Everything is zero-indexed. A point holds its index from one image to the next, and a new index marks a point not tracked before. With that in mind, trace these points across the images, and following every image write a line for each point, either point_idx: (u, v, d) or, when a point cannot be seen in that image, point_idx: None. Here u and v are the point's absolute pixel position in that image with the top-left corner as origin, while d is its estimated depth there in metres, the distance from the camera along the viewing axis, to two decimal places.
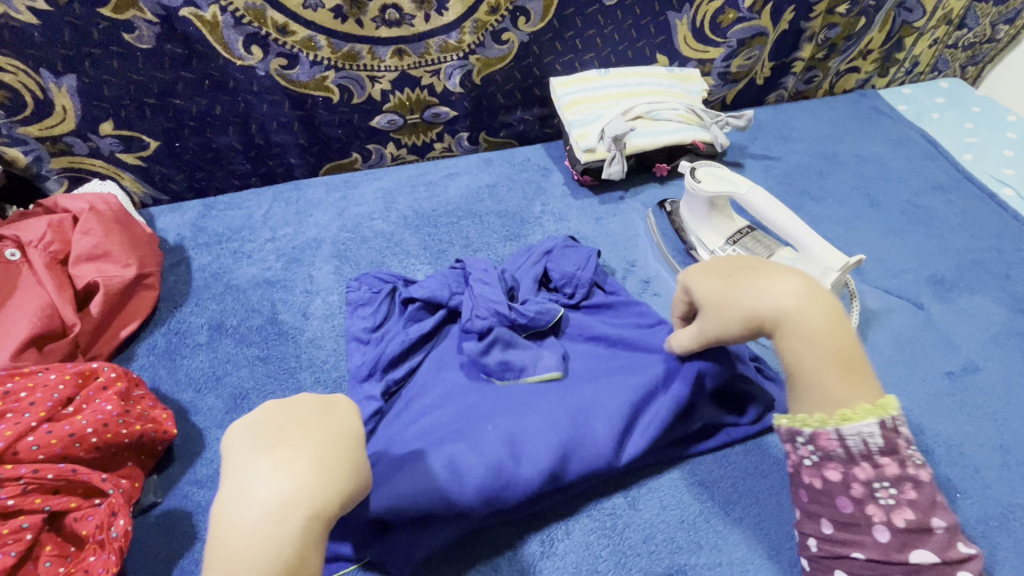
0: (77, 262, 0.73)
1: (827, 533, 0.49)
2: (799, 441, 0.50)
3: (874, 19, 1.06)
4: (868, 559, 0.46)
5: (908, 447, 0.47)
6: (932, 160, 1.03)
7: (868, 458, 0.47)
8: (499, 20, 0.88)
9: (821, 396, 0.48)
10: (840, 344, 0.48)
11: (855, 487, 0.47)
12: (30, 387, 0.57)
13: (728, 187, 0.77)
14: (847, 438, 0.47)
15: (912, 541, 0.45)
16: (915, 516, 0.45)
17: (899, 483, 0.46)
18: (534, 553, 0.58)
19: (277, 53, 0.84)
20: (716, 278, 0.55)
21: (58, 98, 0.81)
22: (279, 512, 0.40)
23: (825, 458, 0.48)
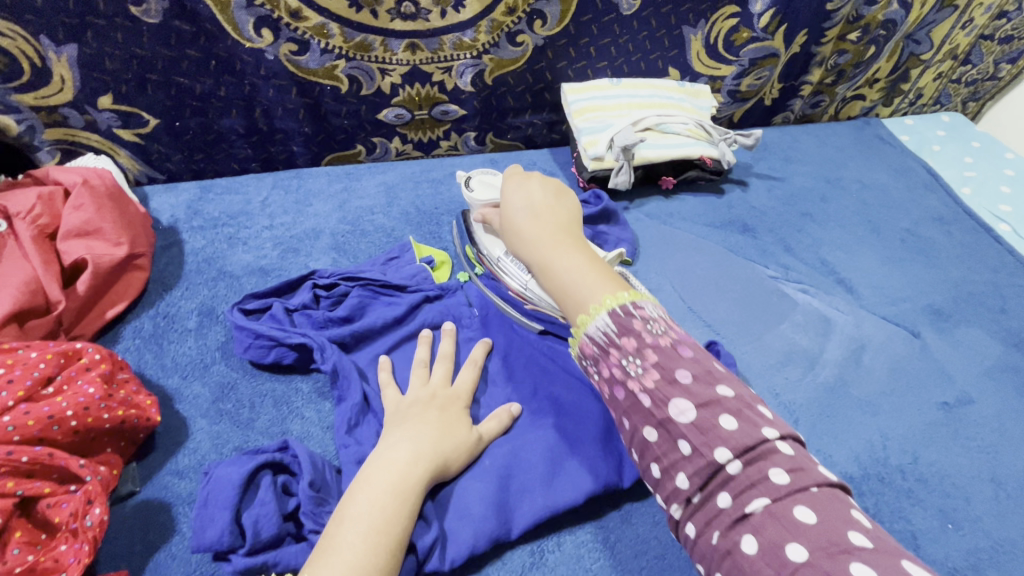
0: (67, 237, 0.70)
1: (628, 426, 0.50)
2: (582, 364, 0.54)
3: (883, 48, 1.07)
4: (657, 428, 0.47)
5: (644, 322, 0.49)
6: (932, 191, 1.04)
7: (615, 346, 0.50)
8: (516, 21, 0.88)
9: (586, 299, 0.53)
10: (590, 271, 0.55)
11: (615, 371, 0.50)
12: (9, 364, 0.55)
13: (497, 193, 0.80)
14: (594, 336, 0.51)
15: (668, 397, 0.46)
16: (659, 374, 0.47)
17: (641, 352, 0.48)
18: (524, 565, 0.57)
19: (287, 38, 0.82)
20: (521, 205, 0.62)
21: (57, 67, 0.78)
22: (416, 460, 0.54)
23: (597, 363, 0.52)
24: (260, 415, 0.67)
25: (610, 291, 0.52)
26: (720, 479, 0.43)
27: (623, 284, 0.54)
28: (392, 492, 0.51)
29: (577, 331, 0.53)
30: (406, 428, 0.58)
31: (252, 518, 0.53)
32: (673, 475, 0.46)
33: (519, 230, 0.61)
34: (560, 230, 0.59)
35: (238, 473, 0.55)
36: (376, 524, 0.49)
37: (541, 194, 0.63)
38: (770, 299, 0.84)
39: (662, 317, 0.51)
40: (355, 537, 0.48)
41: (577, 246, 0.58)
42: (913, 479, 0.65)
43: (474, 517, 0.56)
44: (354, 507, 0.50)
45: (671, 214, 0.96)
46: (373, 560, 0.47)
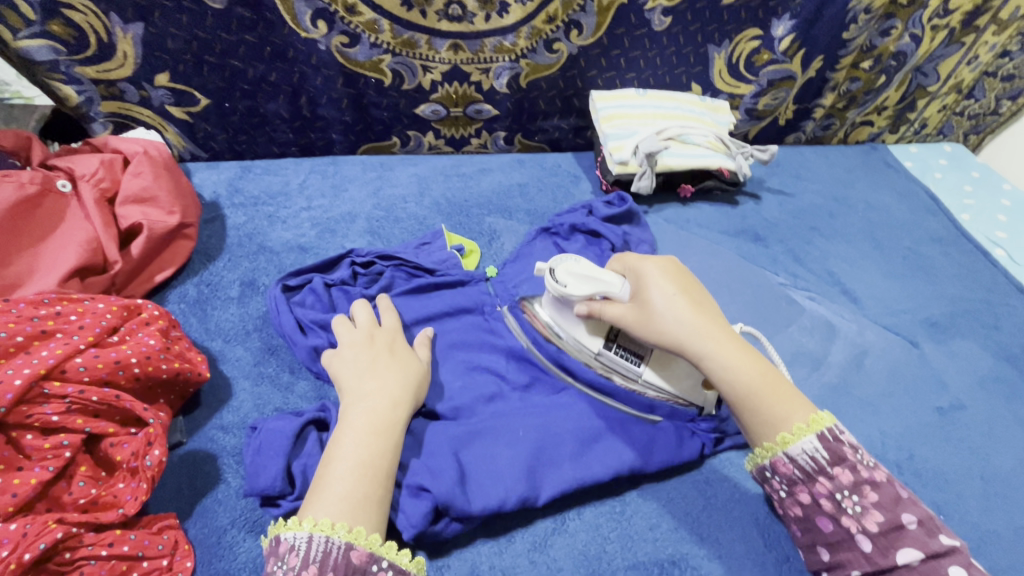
0: (125, 202, 0.74)
1: (830, 556, 0.55)
2: (767, 475, 0.58)
3: (893, 78, 1.14)
4: (869, 570, 0.52)
5: (856, 453, 0.54)
6: (934, 215, 1.10)
7: (820, 474, 0.55)
8: (554, 30, 0.93)
9: (773, 416, 0.56)
10: (768, 376, 0.58)
11: (824, 503, 0.55)
12: (79, 312, 0.58)
13: (598, 286, 0.65)
14: (796, 459, 0.55)
15: (891, 542, 0.51)
16: (883, 516, 0.51)
17: (857, 487, 0.53)
18: (546, 529, 0.61)
19: (341, 31, 0.87)
20: (669, 295, 0.62)
21: (122, 43, 0.83)
22: (395, 406, 0.59)
23: (792, 485, 0.57)
24: (298, 380, 0.71)
25: (808, 411, 0.56)
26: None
27: (798, 394, 0.58)
28: (375, 437, 0.55)
29: (769, 450, 0.56)
30: (370, 378, 0.61)
31: (300, 466, 0.58)
32: None
33: (674, 332, 0.60)
34: (714, 321, 0.61)
35: (289, 426, 0.61)
36: (367, 467, 0.53)
37: (665, 285, 0.63)
38: (779, 304, 0.89)
39: (865, 446, 0.55)
40: (349, 481, 0.52)
41: (739, 346, 0.59)
42: (908, 474, 0.70)
43: (504, 478, 0.60)
44: (342, 454, 0.54)
45: (688, 220, 1.01)
46: (365, 492, 0.52)
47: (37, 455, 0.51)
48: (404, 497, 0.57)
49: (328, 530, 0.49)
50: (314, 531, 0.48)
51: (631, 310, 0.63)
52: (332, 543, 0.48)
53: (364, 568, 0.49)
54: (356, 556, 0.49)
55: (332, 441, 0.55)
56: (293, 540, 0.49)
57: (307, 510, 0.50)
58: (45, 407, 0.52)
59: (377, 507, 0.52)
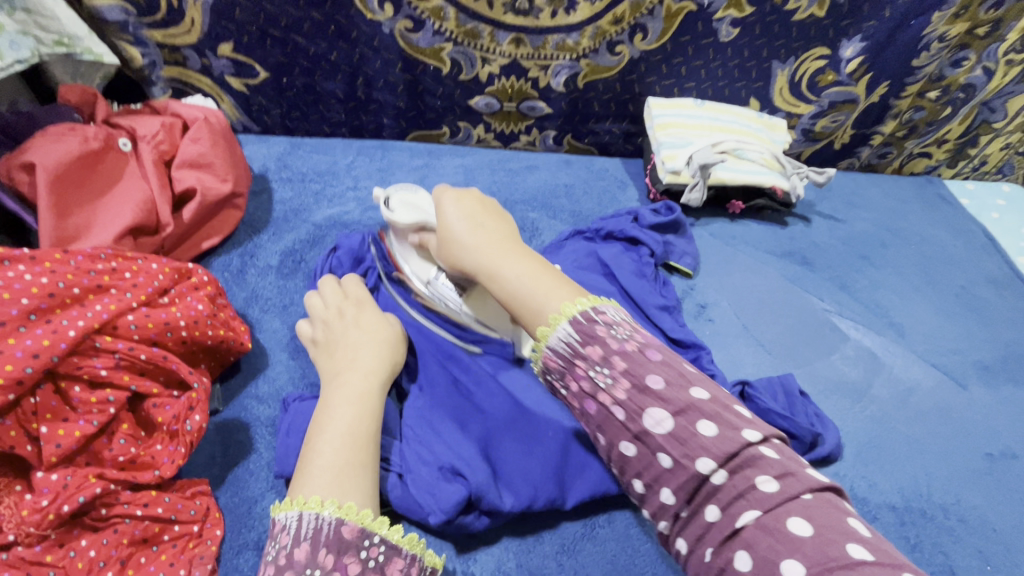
0: (181, 166, 0.75)
1: (604, 442, 0.46)
2: (550, 381, 0.49)
3: (959, 111, 1.10)
4: (634, 443, 0.44)
5: (610, 330, 0.46)
6: (990, 255, 1.06)
7: (579, 357, 0.46)
8: (619, 32, 0.92)
9: (542, 305, 0.49)
10: (546, 275, 0.51)
11: (582, 384, 0.46)
12: (133, 270, 0.58)
13: (420, 214, 0.66)
14: (556, 349, 0.47)
15: (641, 406, 0.43)
16: (629, 380, 0.44)
17: (608, 360, 0.45)
18: (575, 533, 0.60)
19: (406, 15, 0.87)
20: (461, 214, 0.58)
21: (191, 10, 0.83)
22: (367, 377, 0.57)
23: (563, 374, 0.47)
24: None
25: (568, 299, 0.49)
26: (706, 492, 0.41)
27: (578, 288, 0.51)
28: (348, 409, 0.54)
29: (538, 344, 0.49)
30: (341, 354, 0.60)
31: None
32: (658, 492, 0.43)
33: (453, 236, 0.57)
34: (507, 239, 0.55)
35: None
36: (343, 437, 0.51)
37: (465, 209, 0.58)
38: (824, 330, 0.86)
39: (625, 323, 0.47)
40: (326, 453, 0.50)
41: (516, 251, 0.54)
42: (954, 519, 0.67)
43: (536, 475, 0.59)
44: (320, 429, 0.52)
45: (734, 236, 0.99)
46: (350, 460, 0.50)
47: (83, 408, 0.51)
48: (437, 481, 0.57)
49: (318, 507, 0.45)
50: (303, 510, 0.45)
51: (439, 238, 0.60)
52: (322, 520, 0.45)
53: (356, 543, 0.45)
54: (347, 532, 0.45)
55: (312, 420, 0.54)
56: (285, 520, 0.45)
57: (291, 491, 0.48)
58: (95, 360, 0.52)
59: (366, 475, 0.50)
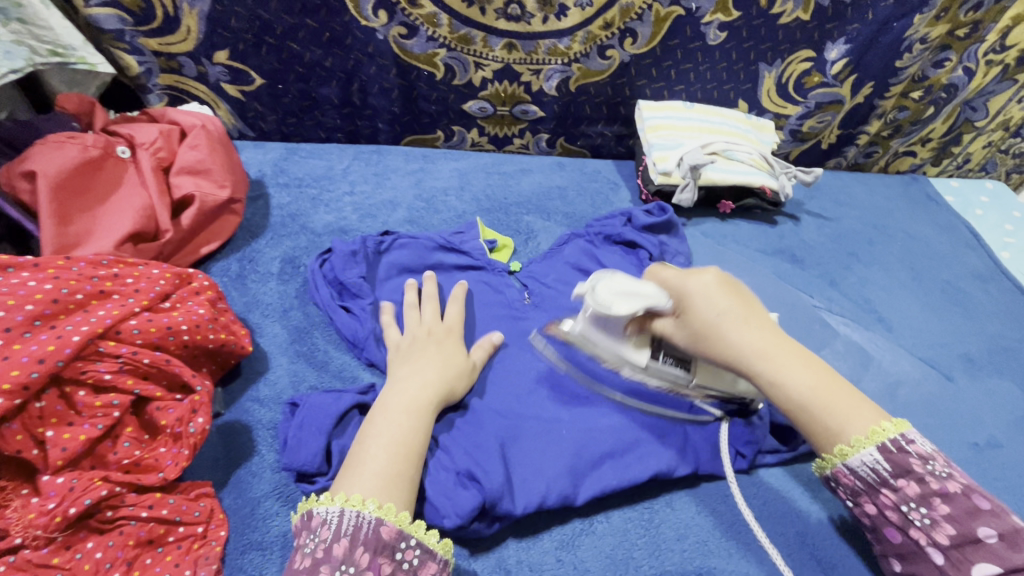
0: (179, 173, 0.75)
1: (901, 567, 0.55)
2: (831, 484, 0.57)
3: (942, 110, 1.13)
4: (900, 535, 0.53)
5: (923, 463, 0.52)
6: (974, 250, 1.09)
7: (886, 486, 0.53)
8: (609, 36, 0.93)
9: (845, 423, 0.54)
10: (838, 389, 0.56)
11: (891, 514, 0.53)
12: (135, 276, 0.59)
13: (642, 302, 0.60)
14: (858, 470, 0.54)
15: (962, 553, 0.49)
16: (955, 529, 0.50)
17: (925, 501, 0.51)
18: (575, 529, 0.61)
19: (400, 22, 0.88)
20: (716, 292, 0.59)
21: (187, 18, 0.84)
22: (424, 389, 0.60)
23: (855, 494, 0.56)
24: (333, 359, 0.72)
25: (871, 420, 0.54)
26: (949, 572, 0.50)
27: (875, 407, 0.56)
28: (405, 419, 0.57)
29: (829, 460, 0.55)
30: (411, 363, 0.64)
31: (342, 444, 0.59)
32: None
33: (733, 336, 0.57)
34: (754, 316, 0.59)
35: (333, 405, 0.61)
36: (396, 444, 0.54)
37: (718, 290, 0.60)
38: (814, 326, 0.88)
39: (934, 455, 0.52)
40: (380, 458, 0.53)
41: (800, 359, 0.56)
42: None
43: (548, 475, 0.61)
44: (379, 431, 0.55)
45: (725, 236, 1.01)
46: (399, 469, 0.52)
47: (87, 412, 0.52)
48: (451, 485, 0.58)
49: (359, 505, 0.49)
50: (346, 506, 0.48)
51: (683, 327, 0.60)
52: (362, 518, 0.48)
53: (393, 544, 0.48)
54: (386, 531, 0.48)
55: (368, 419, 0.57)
56: (324, 514, 0.48)
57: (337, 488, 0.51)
58: (98, 364, 0.52)
59: (406, 483, 0.52)
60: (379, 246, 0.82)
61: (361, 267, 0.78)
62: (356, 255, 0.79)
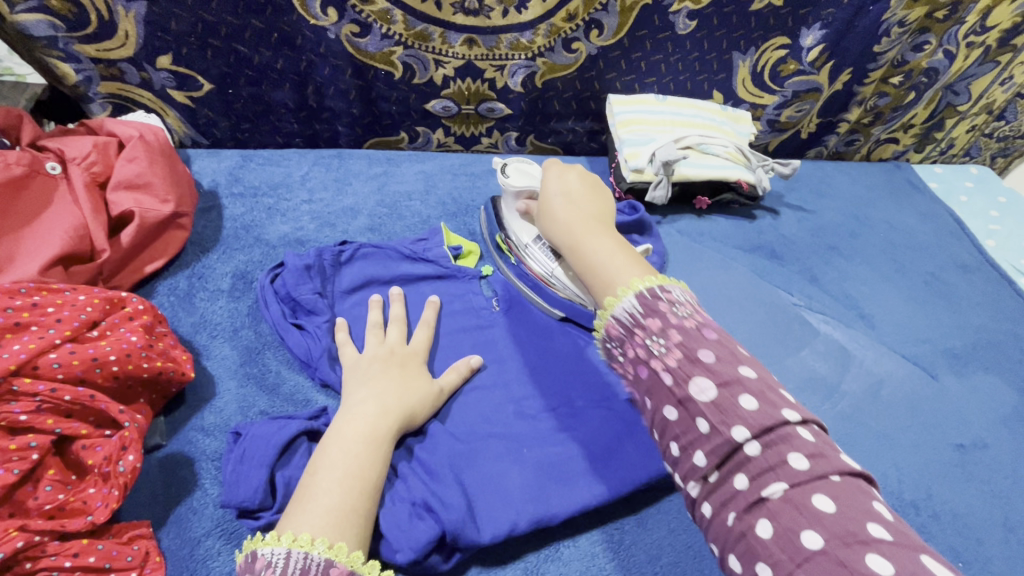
0: (116, 188, 0.71)
1: (652, 407, 0.47)
2: (609, 348, 0.52)
3: (923, 95, 1.10)
4: (676, 408, 0.45)
5: (672, 306, 0.48)
6: (958, 239, 1.06)
7: (640, 326, 0.48)
8: (574, 28, 0.89)
9: (616, 281, 0.53)
10: (624, 257, 0.55)
11: (639, 351, 0.48)
12: (58, 304, 0.55)
13: (531, 184, 0.76)
14: (620, 317, 0.50)
15: (728, 399, 0.43)
16: (687, 356, 0.45)
17: (666, 332, 0.47)
18: (540, 555, 0.58)
19: (351, 19, 0.84)
20: (559, 187, 0.68)
21: (124, 22, 0.79)
22: (383, 415, 0.57)
23: (622, 346, 0.50)
24: (286, 381, 0.68)
25: (638, 274, 0.52)
26: (737, 460, 0.41)
27: (651, 271, 0.53)
28: (360, 448, 0.53)
29: (603, 313, 0.52)
30: (371, 385, 0.60)
31: (285, 477, 0.55)
32: (690, 454, 0.43)
33: (555, 203, 0.66)
34: (592, 219, 0.63)
35: (276, 435, 0.57)
36: (350, 477, 0.50)
37: (572, 183, 0.68)
38: (794, 325, 0.85)
39: (688, 301, 0.49)
40: (332, 492, 0.49)
41: (607, 230, 0.61)
42: (926, 515, 0.66)
43: (514, 500, 0.58)
44: (331, 462, 0.51)
45: (701, 233, 0.97)
46: (353, 504, 0.49)
47: None
48: (408, 517, 0.54)
49: (308, 546, 0.44)
50: (293, 547, 0.44)
51: (539, 207, 0.70)
52: (311, 559, 0.43)
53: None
54: (336, 574, 0.43)
55: (320, 447, 0.53)
56: (269, 556, 0.43)
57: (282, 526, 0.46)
58: (13, 405, 0.49)
59: (360, 520, 0.49)
60: (338, 258, 0.78)
61: (315, 283, 0.74)
62: (310, 271, 0.74)
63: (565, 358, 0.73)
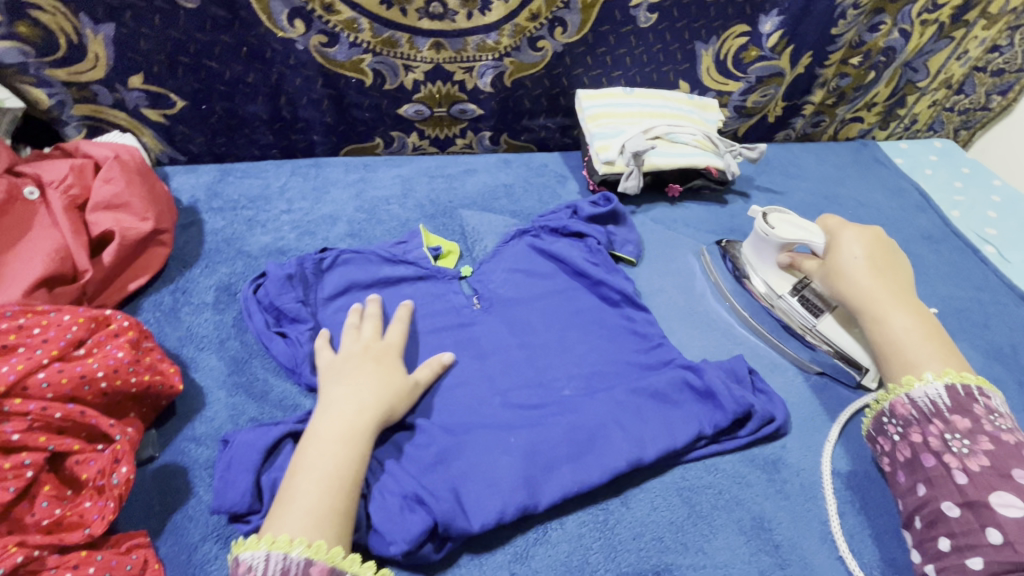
0: (96, 209, 0.72)
1: (925, 493, 0.59)
2: (883, 422, 0.66)
3: (883, 74, 1.13)
4: (960, 506, 0.55)
5: (987, 412, 0.59)
6: (924, 212, 1.09)
7: (938, 417, 0.60)
8: (538, 27, 0.91)
9: (923, 363, 0.65)
10: (932, 343, 0.66)
11: (932, 441, 0.60)
12: (43, 325, 0.56)
13: (804, 235, 0.77)
14: (917, 401, 0.62)
15: (990, 484, 0.54)
16: (989, 462, 0.55)
17: (973, 435, 0.58)
18: (528, 539, 0.60)
19: (319, 30, 0.85)
20: (859, 246, 0.75)
21: (92, 45, 0.80)
22: (361, 412, 0.58)
23: (907, 428, 0.63)
24: (273, 388, 0.69)
25: (942, 366, 0.64)
26: (989, 539, 0.51)
27: (961, 364, 0.64)
28: (337, 448, 0.55)
29: (896, 389, 0.65)
30: (349, 383, 0.62)
31: (273, 479, 0.57)
32: (959, 549, 0.53)
33: (853, 274, 0.72)
34: (900, 293, 0.71)
35: (262, 440, 0.59)
36: (327, 477, 0.53)
37: (866, 249, 0.74)
38: None
39: (1003, 415, 0.60)
40: (310, 494, 0.51)
41: (904, 305, 0.69)
42: None
43: (502, 488, 0.60)
44: (309, 465, 0.53)
45: (675, 220, 1.00)
46: (331, 504, 0.51)
47: None
48: (399, 511, 0.56)
49: (286, 546, 0.48)
50: (272, 550, 0.47)
51: (823, 268, 0.76)
52: (291, 559, 0.47)
53: None
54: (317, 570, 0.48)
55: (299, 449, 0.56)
56: (251, 560, 0.47)
57: (263, 530, 0.49)
58: (5, 425, 0.50)
59: (339, 517, 0.51)
60: (320, 265, 0.79)
61: (298, 291, 0.75)
62: (292, 279, 0.75)
63: (547, 350, 0.75)
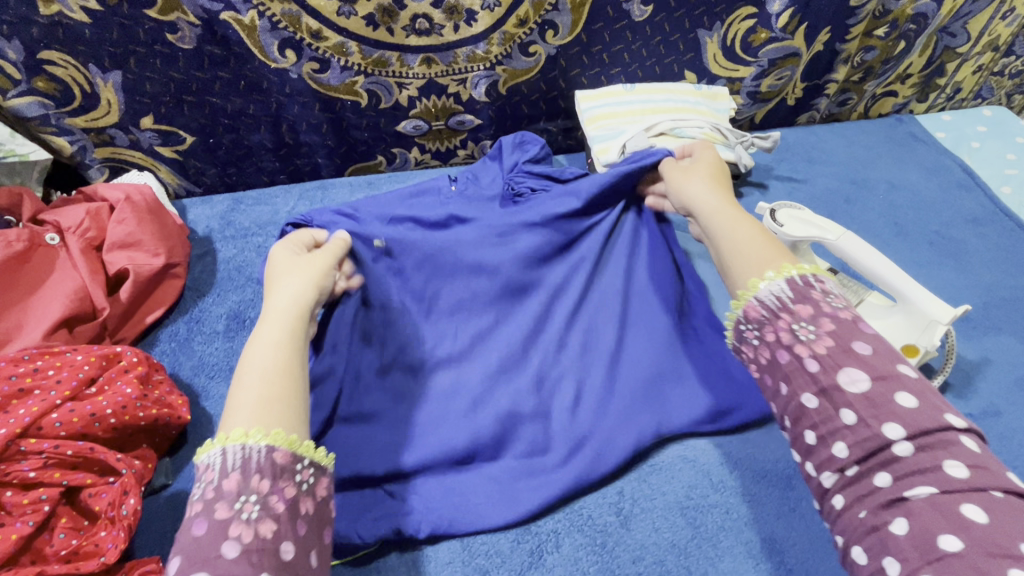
0: (111, 249, 0.76)
1: (784, 393, 0.47)
2: (741, 331, 0.50)
3: (915, 43, 1.03)
4: (818, 396, 0.44)
5: (825, 295, 0.47)
6: (968, 191, 0.99)
7: (784, 310, 0.47)
8: (527, 33, 0.89)
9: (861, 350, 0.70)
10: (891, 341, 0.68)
11: (782, 336, 0.47)
12: (57, 366, 0.60)
13: (816, 233, 0.70)
14: (766, 299, 0.48)
15: (841, 367, 0.44)
16: (835, 343, 0.44)
17: (818, 319, 0.46)
18: (523, 564, 0.59)
19: (309, 57, 0.87)
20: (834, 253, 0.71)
21: (104, 92, 0.85)
22: (299, 315, 0.54)
23: (761, 328, 0.48)
24: None
25: None
26: (882, 458, 0.41)
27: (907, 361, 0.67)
28: (270, 344, 0.50)
29: (739, 299, 0.50)
30: (287, 283, 0.57)
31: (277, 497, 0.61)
32: (830, 445, 0.43)
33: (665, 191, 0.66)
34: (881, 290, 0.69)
35: None
36: (268, 372, 0.47)
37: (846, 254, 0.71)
38: None
39: (838, 291, 0.48)
40: (252, 385, 0.47)
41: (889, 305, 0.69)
42: None
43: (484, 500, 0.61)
44: (242, 367, 0.48)
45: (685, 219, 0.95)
46: (279, 393, 0.46)
47: (17, 511, 0.53)
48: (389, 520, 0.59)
49: (243, 439, 0.42)
50: (226, 445, 0.42)
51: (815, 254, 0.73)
52: (250, 449, 0.42)
53: (291, 468, 0.43)
54: (279, 458, 0.43)
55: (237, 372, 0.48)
56: (208, 460, 0.42)
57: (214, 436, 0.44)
58: (22, 463, 0.54)
59: (291, 406, 0.46)
60: None
61: None
62: None
63: None
